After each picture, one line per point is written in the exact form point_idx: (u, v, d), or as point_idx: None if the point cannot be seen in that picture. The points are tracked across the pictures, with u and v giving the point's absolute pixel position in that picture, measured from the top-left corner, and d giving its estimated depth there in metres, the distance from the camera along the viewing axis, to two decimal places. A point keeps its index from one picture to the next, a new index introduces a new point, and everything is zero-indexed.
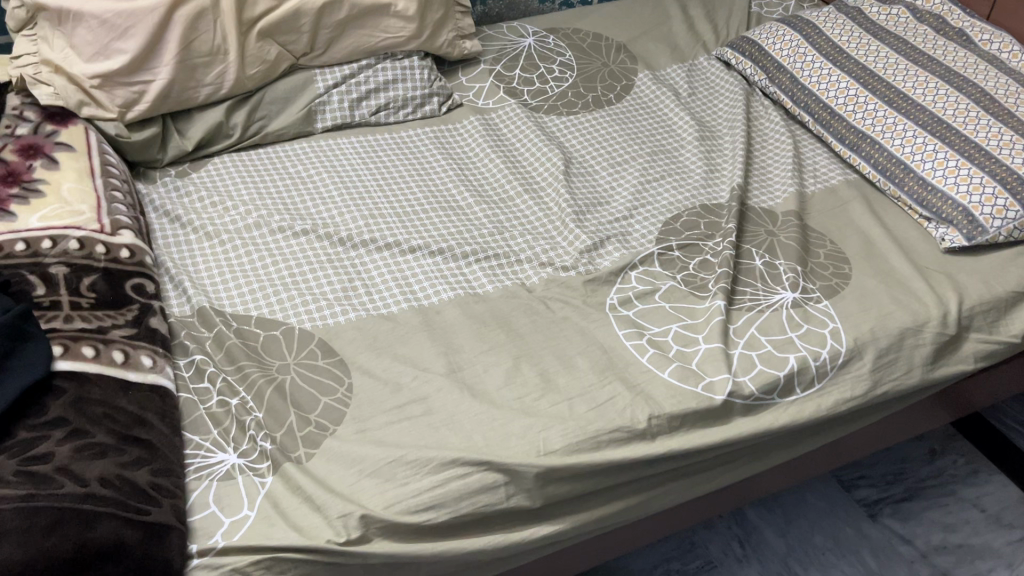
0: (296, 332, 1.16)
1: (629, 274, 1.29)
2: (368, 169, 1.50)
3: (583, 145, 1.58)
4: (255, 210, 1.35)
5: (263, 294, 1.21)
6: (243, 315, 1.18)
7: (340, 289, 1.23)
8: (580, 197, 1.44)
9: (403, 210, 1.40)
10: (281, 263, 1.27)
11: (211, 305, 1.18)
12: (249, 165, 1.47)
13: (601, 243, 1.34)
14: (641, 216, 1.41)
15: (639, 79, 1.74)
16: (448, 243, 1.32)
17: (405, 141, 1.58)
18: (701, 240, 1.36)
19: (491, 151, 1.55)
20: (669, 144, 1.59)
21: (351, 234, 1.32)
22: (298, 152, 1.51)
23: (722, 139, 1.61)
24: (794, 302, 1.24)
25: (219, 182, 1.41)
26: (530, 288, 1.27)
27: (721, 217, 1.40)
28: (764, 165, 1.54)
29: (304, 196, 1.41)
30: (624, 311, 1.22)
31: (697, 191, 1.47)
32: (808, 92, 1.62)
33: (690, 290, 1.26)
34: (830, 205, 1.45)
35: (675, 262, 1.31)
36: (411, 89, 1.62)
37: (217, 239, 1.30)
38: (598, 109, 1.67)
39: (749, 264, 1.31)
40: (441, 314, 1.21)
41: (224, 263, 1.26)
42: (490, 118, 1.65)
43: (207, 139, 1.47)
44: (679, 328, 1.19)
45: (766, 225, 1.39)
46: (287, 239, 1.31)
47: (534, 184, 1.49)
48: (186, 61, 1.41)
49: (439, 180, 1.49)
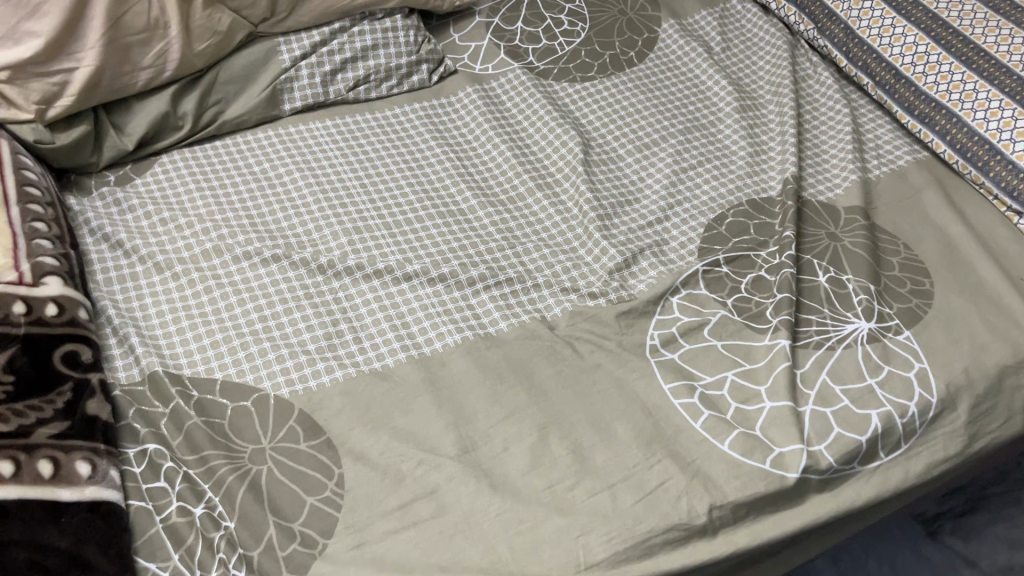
0: (271, 403, 0.94)
1: (670, 300, 1.07)
2: (348, 164, 1.25)
3: (604, 121, 1.33)
4: (215, 230, 1.11)
5: (228, 349, 0.99)
6: (206, 381, 0.96)
7: (322, 337, 1.01)
8: (604, 196, 1.20)
9: (393, 219, 1.17)
10: (248, 303, 1.04)
11: (165, 369, 0.96)
12: (204, 164, 1.22)
13: (634, 259, 1.12)
14: (679, 219, 1.18)
15: (664, 32, 1.48)
16: (451, 266, 1.10)
17: (390, 122, 1.33)
18: (753, 250, 1.14)
19: (495, 134, 1.30)
20: (705, 116, 1.35)
21: (332, 260, 1.09)
22: (262, 145, 1.26)
23: (766, 108, 1.36)
24: (871, 335, 1.03)
25: (169, 191, 1.17)
26: (553, 323, 1.05)
27: (773, 218, 1.18)
28: (819, 142, 1.30)
29: (273, 205, 1.17)
30: (668, 355, 1.01)
31: (743, 181, 1.24)
32: (866, 48, 1.36)
33: (746, 322, 1.05)
34: (902, 194, 1.22)
35: (723, 282, 1.10)
36: (394, 56, 1.35)
37: (168, 271, 1.07)
38: (617, 72, 1.41)
39: (811, 282, 1.10)
40: (447, 367, 0.99)
41: (178, 306, 1.03)
42: (490, 88, 1.39)
43: (151, 134, 1.21)
44: (736, 378, 0.99)
45: (827, 227, 1.17)
46: (255, 268, 1.08)
47: (548, 177, 1.25)
48: (117, 40, 1.14)
49: (434, 175, 1.25)
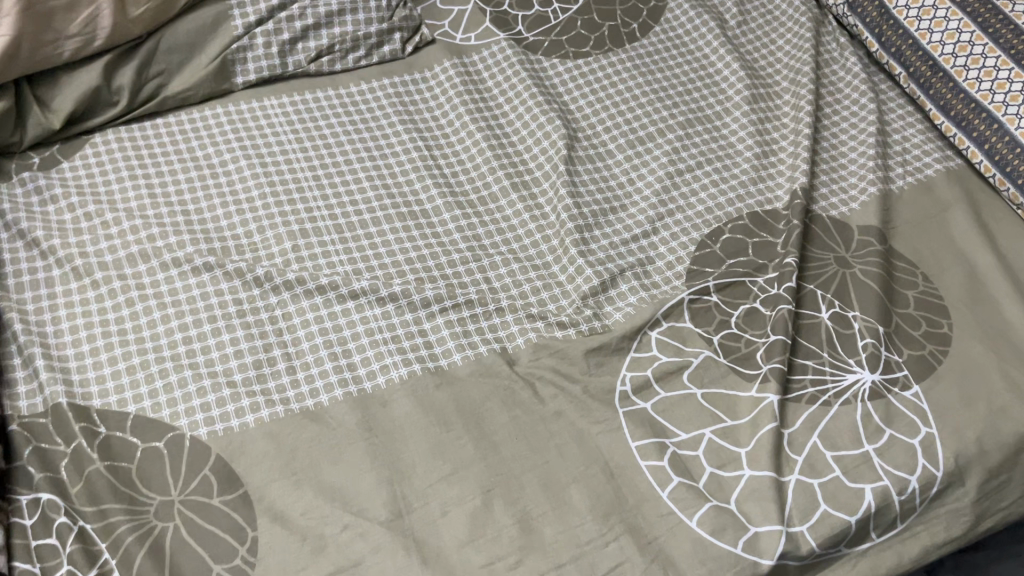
0: (186, 445, 0.84)
1: (648, 335, 0.94)
2: (302, 149, 1.11)
3: (595, 108, 1.18)
4: (144, 229, 0.99)
5: (145, 376, 0.89)
6: (117, 415, 0.86)
7: (252, 365, 0.90)
8: (586, 203, 1.07)
9: (346, 220, 1.04)
10: (173, 320, 0.93)
11: (70, 400, 0.86)
12: (140, 146, 1.09)
13: (612, 282, 0.99)
14: (668, 233, 1.05)
15: (675, 0, 1.31)
16: (404, 283, 0.97)
17: (356, 100, 1.18)
18: (749, 276, 1.00)
19: (470, 119, 1.16)
20: (710, 106, 1.19)
21: (270, 272, 0.97)
22: (208, 124, 1.12)
23: (781, 98, 1.20)
24: (873, 390, 0.90)
25: (98, 179, 1.05)
26: (513, 357, 0.93)
27: (777, 237, 1.04)
28: (837, 142, 1.15)
29: (213, 198, 1.05)
30: (639, 403, 0.89)
31: (746, 188, 1.09)
32: (902, 31, 1.19)
33: (732, 365, 0.92)
34: (927, 212, 1.07)
35: (711, 314, 0.97)
36: (363, 22, 1.20)
37: (86, 277, 0.95)
38: (616, 48, 1.25)
39: (812, 319, 0.96)
40: (388, 408, 0.88)
41: (94, 321, 0.92)
42: (470, 62, 1.23)
43: (81, 110, 1.07)
44: (713, 435, 0.87)
45: (837, 250, 1.03)
46: (184, 277, 0.96)
47: (525, 175, 1.11)
48: (36, 5, 1.01)
49: (397, 166, 1.11)
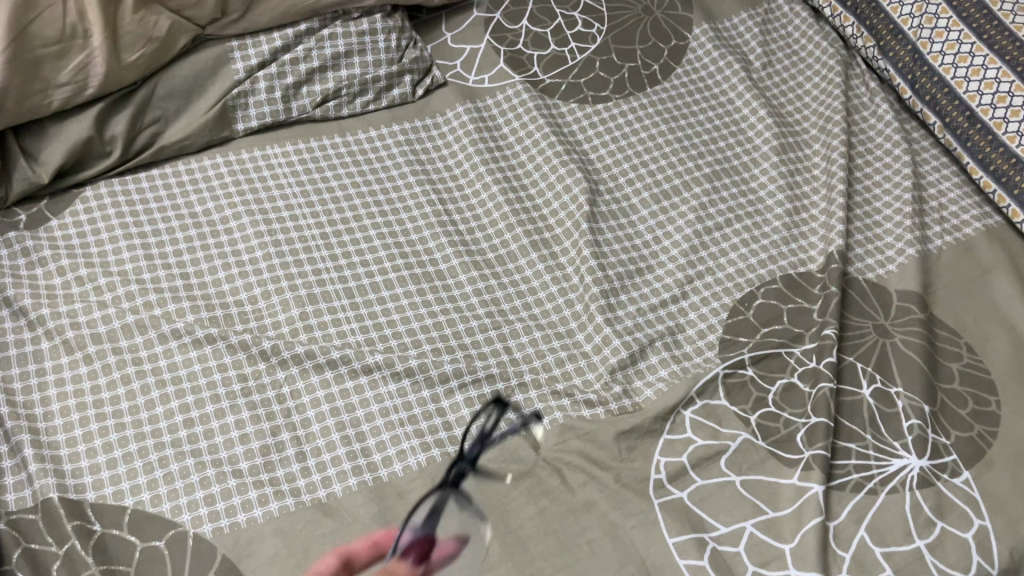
0: (190, 544, 0.77)
1: (682, 414, 0.89)
2: (308, 202, 1.05)
3: (617, 158, 1.12)
4: (141, 295, 0.93)
5: (143, 465, 0.82)
6: (113, 509, 0.79)
7: (259, 452, 0.84)
8: (611, 264, 1.01)
9: (357, 283, 0.98)
10: (172, 400, 0.86)
11: (62, 493, 0.79)
12: (135, 200, 1.02)
13: (641, 354, 0.93)
14: (697, 298, 0.99)
15: (696, 40, 1.25)
16: (420, 357, 0.91)
17: (365, 147, 1.12)
18: (785, 347, 0.94)
19: (485, 169, 1.10)
20: (737, 157, 1.14)
21: (278, 344, 0.90)
22: (207, 175, 1.05)
23: (811, 147, 1.15)
24: (922, 477, 0.85)
25: (90, 238, 0.98)
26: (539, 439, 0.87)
27: (813, 303, 0.98)
28: (871, 197, 1.10)
29: (214, 259, 0.98)
30: (675, 493, 0.84)
31: (777, 248, 1.04)
32: (936, 78, 1.14)
33: (771, 449, 0.87)
34: (968, 276, 1.02)
35: (747, 390, 0.91)
36: (372, 64, 1.14)
37: (79, 352, 0.88)
38: (637, 91, 1.19)
39: (853, 396, 0.91)
40: (407, 500, 0.82)
41: (87, 401, 0.85)
42: (485, 106, 1.17)
43: (71, 162, 1.00)
44: (755, 529, 0.82)
45: (876, 317, 0.97)
46: (185, 350, 0.90)
47: (545, 231, 1.05)
48: (23, 53, 0.93)
49: (410, 222, 1.05)
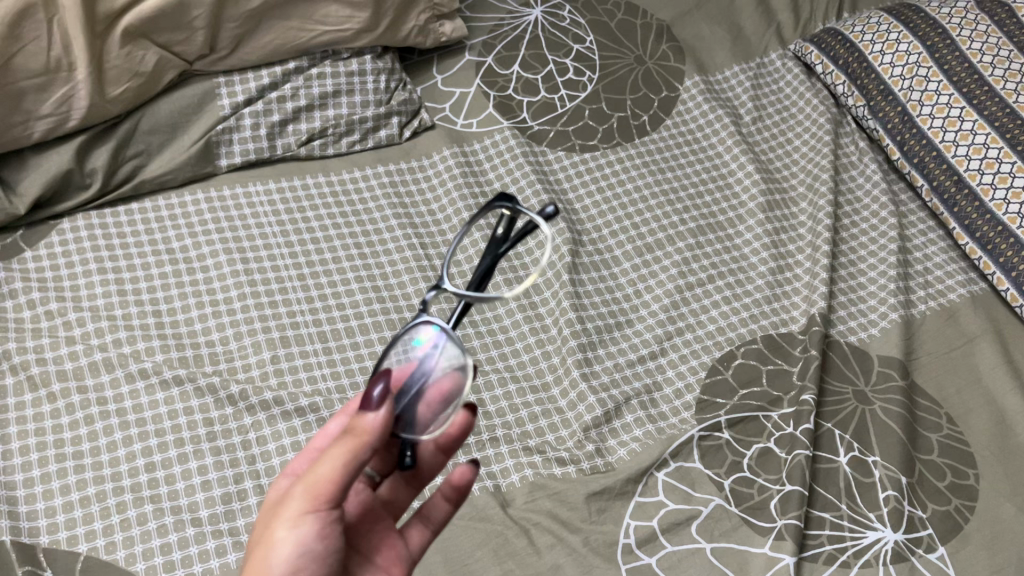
0: None
1: (655, 476, 0.87)
2: (287, 242, 1.04)
3: (601, 209, 1.12)
4: (110, 332, 0.91)
5: (101, 509, 0.80)
6: (66, 554, 0.77)
7: (220, 500, 0.82)
8: (590, 317, 1.00)
9: (331, 327, 0.96)
10: (135, 443, 0.84)
11: (15, 537, 0.77)
12: (111, 234, 1.01)
13: (616, 412, 0.92)
14: (676, 355, 0.98)
15: (687, 91, 1.26)
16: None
17: (348, 188, 1.11)
18: (763, 410, 0.93)
19: (468, 214, 1.09)
20: (722, 212, 1.14)
21: (246, 389, 0.89)
22: (187, 211, 1.05)
23: (798, 205, 1.15)
24: (896, 551, 0.83)
25: (64, 271, 0.96)
26: (507, 497, 0.85)
27: (793, 366, 0.97)
28: (856, 258, 1.09)
29: (187, 296, 0.97)
30: (644, 558, 0.82)
31: (759, 307, 1.03)
32: (925, 142, 1.13)
33: (744, 516, 0.85)
34: (950, 344, 1.01)
35: (723, 453, 0.89)
36: (360, 105, 1.14)
37: (43, 389, 0.86)
38: (625, 141, 1.19)
39: (830, 463, 0.89)
40: None
41: (48, 441, 0.83)
42: (471, 151, 1.17)
43: (50, 194, 0.99)
44: None
45: (855, 383, 0.96)
46: (151, 391, 0.88)
47: (526, 280, 1.04)
48: (5, 85, 0.92)
49: (389, 266, 1.04)
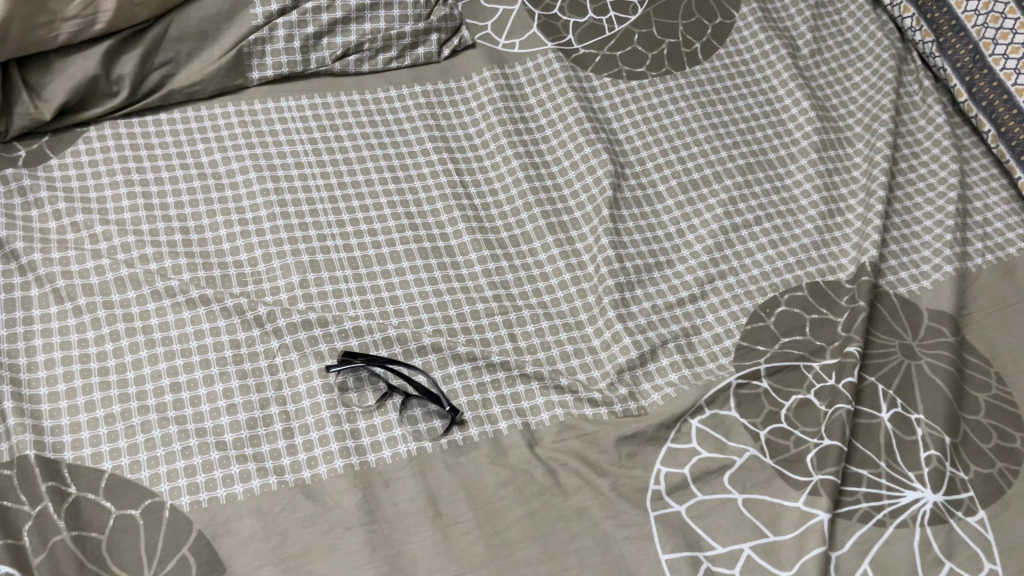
0: (165, 517, 0.74)
1: (688, 423, 0.85)
2: (318, 163, 1.00)
3: (647, 141, 1.07)
4: (137, 248, 0.89)
5: (125, 428, 0.78)
6: (90, 471, 0.75)
7: (245, 424, 0.80)
8: (630, 255, 0.96)
9: (362, 253, 0.94)
10: (160, 362, 0.83)
11: (39, 452, 0.75)
12: (138, 145, 0.97)
13: (652, 354, 0.89)
14: (717, 299, 0.94)
15: (743, 19, 1.19)
16: (434, 335, 0.88)
17: (383, 108, 1.07)
18: (804, 360, 0.89)
19: (507, 141, 1.05)
20: (772, 149, 1.08)
21: (273, 312, 0.87)
22: (217, 124, 1.01)
23: (853, 146, 1.09)
24: (935, 513, 0.80)
25: (91, 181, 0.94)
26: (535, 435, 0.83)
27: (838, 315, 0.93)
28: (911, 205, 1.04)
29: (216, 213, 0.94)
30: (673, 506, 0.79)
31: (806, 253, 0.99)
32: (995, 84, 1.06)
33: (779, 468, 0.82)
34: (1004, 300, 0.97)
35: (761, 402, 0.86)
36: (397, 20, 1.09)
37: (68, 302, 0.85)
38: (675, 69, 1.13)
39: (870, 419, 0.86)
40: (391, 489, 0.78)
41: (73, 356, 0.82)
42: (512, 73, 1.12)
43: (75, 100, 0.96)
44: (753, 552, 0.77)
45: (903, 337, 0.92)
46: (177, 310, 0.86)
47: (564, 214, 1.00)
48: None
49: (423, 192, 1.00)
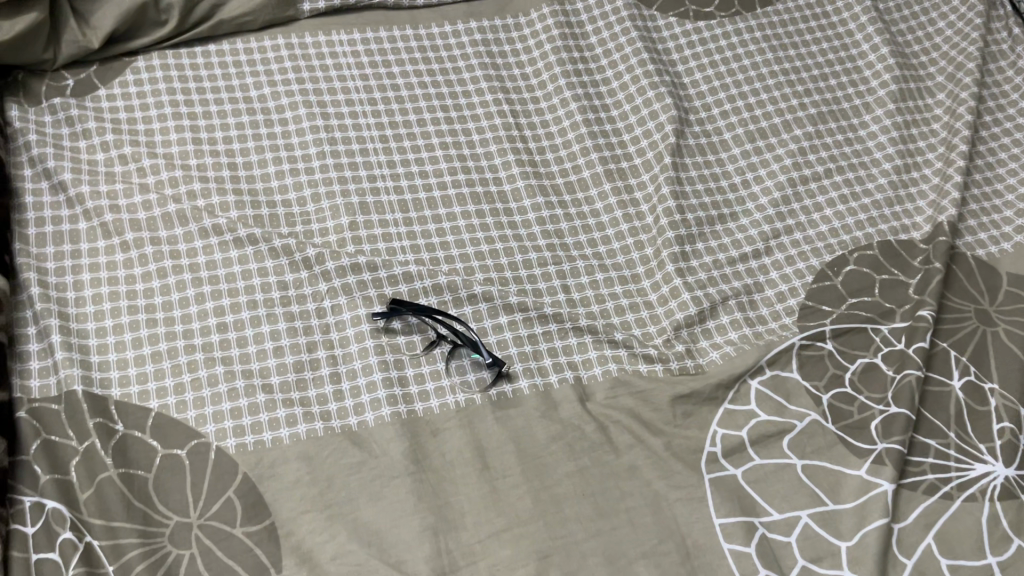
0: (211, 458, 0.72)
1: (747, 384, 0.81)
2: (370, 100, 0.97)
3: (713, 86, 1.02)
4: (185, 183, 0.87)
5: (172, 366, 0.77)
6: (137, 408, 0.74)
7: (292, 367, 0.79)
8: (692, 207, 0.92)
9: (413, 196, 0.91)
10: (207, 301, 0.81)
11: (87, 387, 0.74)
12: (187, 77, 0.95)
13: (711, 312, 0.86)
14: (782, 255, 0.90)
15: None
16: (485, 284, 0.85)
17: (438, 45, 1.03)
18: (872, 322, 0.85)
19: (565, 83, 1.01)
20: (846, 97, 1.03)
21: (322, 254, 0.85)
22: (267, 56, 0.98)
23: (933, 97, 1.03)
24: (1006, 488, 0.76)
25: (139, 113, 0.92)
26: (587, 390, 0.81)
27: (910, 277, 0.88)
28: (995, 162, 0.98)
29: (265, 150, 0.91)
30: (728, 469, 0.76)
31: (879, 210, 0.93)
32: None
33: (841, 435, 0.78)
34: None
35: (825, 365, 0.82)
36: None
37: (116, 237, 0.83)
38: (746, 12, 1.09)
39: (940, 387, 0.82)
40: (439, 439, 0.76)
41: (121, 292, 0.80)
42: (572, 12, 1.08)
43: (124, 29, 0.94)
44: (810, 520, 0.74)
45: (979, 302, 0.87)
46: (225, 249, 0.84)
47: (623, 160, 0.96)
48: None
49: (476, 135, 0.96)
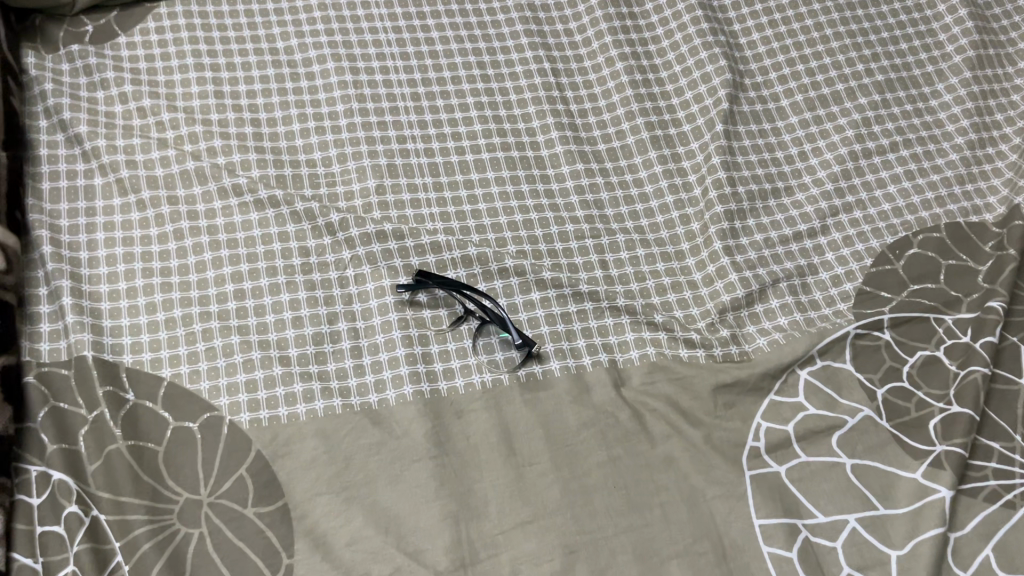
0: (224, 433, 0.69)
1: (796, 374, 0.75)
2: (402, 56, 0.92)
3: (771, 48, 0.95)
4: (205, 140, 0.83)
5: (186, 335, 0.73)
6: (149, 377, 0.71)
7: (311, 340, 0.74)
8: (743, 180, 0.86)
9: (445, 159, 0.85)
10: (225, 265, 0.77)
11: (97, 353, 0.71)
12: (211, 27, 0.90)
13: (760, 294, 0.80)
14: (839, 235, 0.84)
15: None
16: (518, 257, 0.80)
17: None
18: (936, 312, 0.78)
19: (612, 41, 0.94)
20: (917, 62, 0.95)
21: (347, 220, 0.80)
22: (295, 7, 0.93)
23: (1012, 66, 0.95)
24: None
25: (159, 63, 0.87)
26: (622, 375, 0.76)
27: (980, 263, 0.81)
28: None
29: (290, 106, 0.86)
30: (772, 466, 0.71)
31: (948, 188, 0.86)
32: None
33: (896, 433, 0.72)
34: None
35: (881, 357, 0.76)
36: None
37: (132, 195, 0.79)
38: None
39: (1007, 385, 0.75)
40: (464, 421, 0.72)
41: (136, 254, 0.77)
42: None
43: None
44: (859, 525, 0.68)
45: None
46: (245, 211, 0.80)
47: (670, 127, 0.90)
48: None
49: (513, 95, 0.91)
